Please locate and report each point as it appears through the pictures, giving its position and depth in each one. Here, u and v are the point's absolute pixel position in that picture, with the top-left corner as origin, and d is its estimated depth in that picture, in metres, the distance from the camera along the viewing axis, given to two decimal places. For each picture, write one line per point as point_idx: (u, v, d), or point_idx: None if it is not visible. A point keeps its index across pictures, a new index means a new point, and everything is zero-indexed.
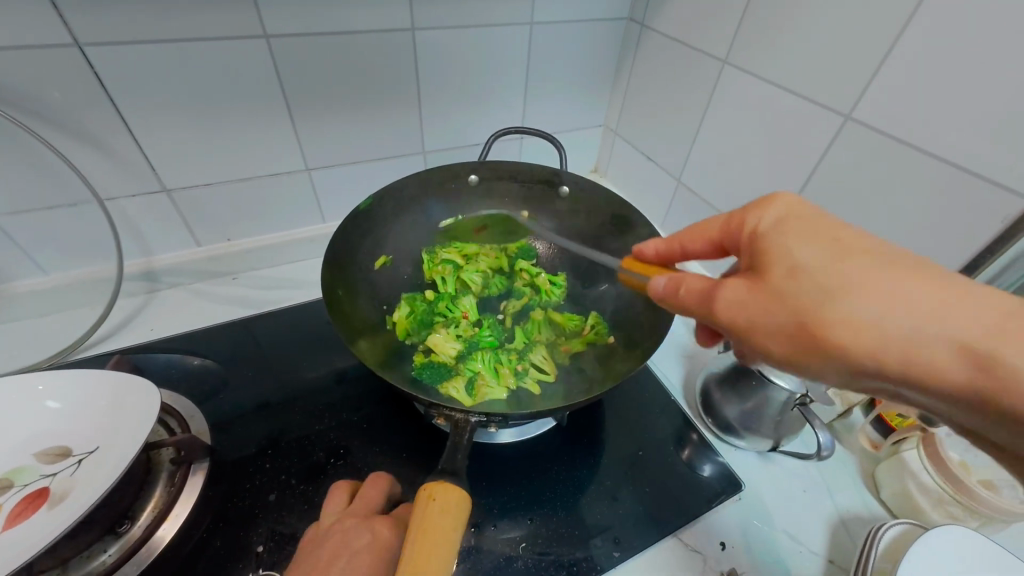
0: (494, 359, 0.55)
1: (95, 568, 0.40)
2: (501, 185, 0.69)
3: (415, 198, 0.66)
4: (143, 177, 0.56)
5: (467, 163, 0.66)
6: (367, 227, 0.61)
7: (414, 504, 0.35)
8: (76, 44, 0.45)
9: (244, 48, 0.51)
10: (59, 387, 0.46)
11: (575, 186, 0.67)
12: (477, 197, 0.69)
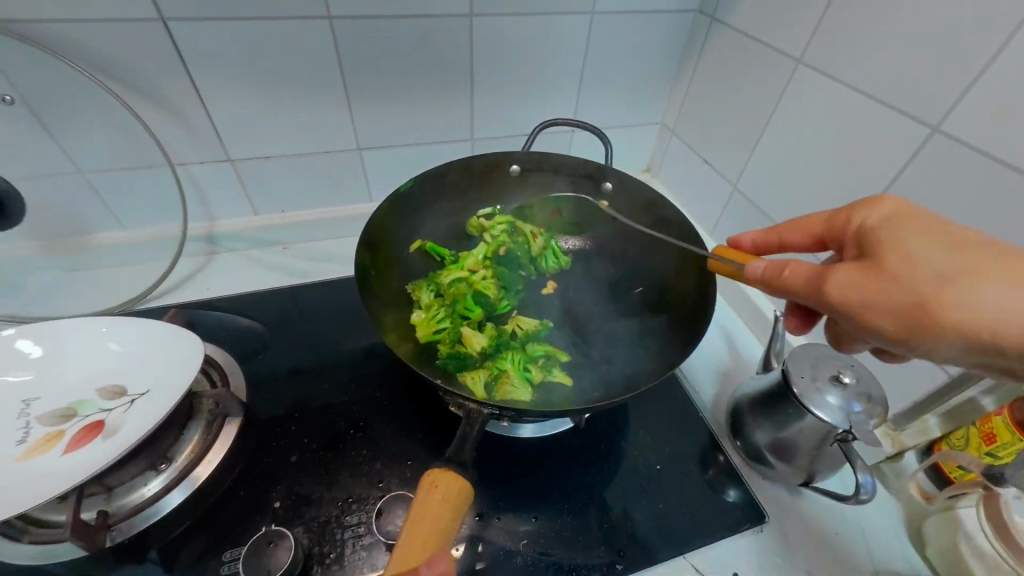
0: (522, 355, 0.53)
1: (135, 499, 0.44)
2: (541, 177, 0.68)
3: (458, 187, 0.66)
4: (211, 147, 0.60)
5: (511, 154, 0.66)
6: (407, 211, 0.62)
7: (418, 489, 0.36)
8: (162, 19, 0.49)
9: (308, 28, 0.53)
10: (121, 332, 0.50)
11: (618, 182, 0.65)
12: (516, 188, 0.68)
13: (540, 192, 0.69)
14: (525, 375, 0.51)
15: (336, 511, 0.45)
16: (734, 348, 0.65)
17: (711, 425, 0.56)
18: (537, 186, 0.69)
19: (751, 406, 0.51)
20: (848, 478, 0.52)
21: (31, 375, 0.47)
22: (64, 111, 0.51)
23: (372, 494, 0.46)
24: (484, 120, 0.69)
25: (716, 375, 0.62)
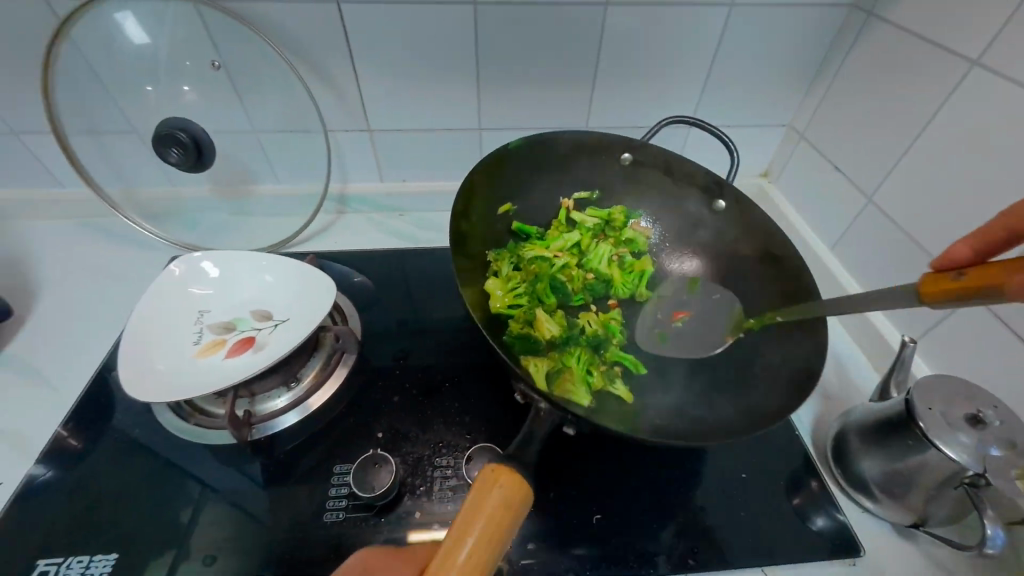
0: (586, 360, 0.52)
1: (271, 406, 0.52)
2: (651, 176, 0.68)
3: (562, 163, 0.68)
4: (356, 118, 0.68)
5: (626, 141, 0.66)
6: (510, 175, 0.65)
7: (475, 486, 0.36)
8: (337, 2, 0.56)
9: (455, 12, 0.58)
10: (272, 266, 0.59)
11: (734, 201, 0.63)
12: (623, 181, 0.69)
13: (646, 191, 0.69)
14: (587, 379, 0.50)
15: (428, 450, 0.50)
16: (844, 371, 0.60)
17: (807, 445, 0.53)
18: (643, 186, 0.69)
19: (860, 433, 0.47)
20: (969, 531, 0.47)
21: (204, 291, 0.57)
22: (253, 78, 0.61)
23: (460, 443, 0.50)
24: (602, 109, 0.70)
25: (819, 396, 0.58)
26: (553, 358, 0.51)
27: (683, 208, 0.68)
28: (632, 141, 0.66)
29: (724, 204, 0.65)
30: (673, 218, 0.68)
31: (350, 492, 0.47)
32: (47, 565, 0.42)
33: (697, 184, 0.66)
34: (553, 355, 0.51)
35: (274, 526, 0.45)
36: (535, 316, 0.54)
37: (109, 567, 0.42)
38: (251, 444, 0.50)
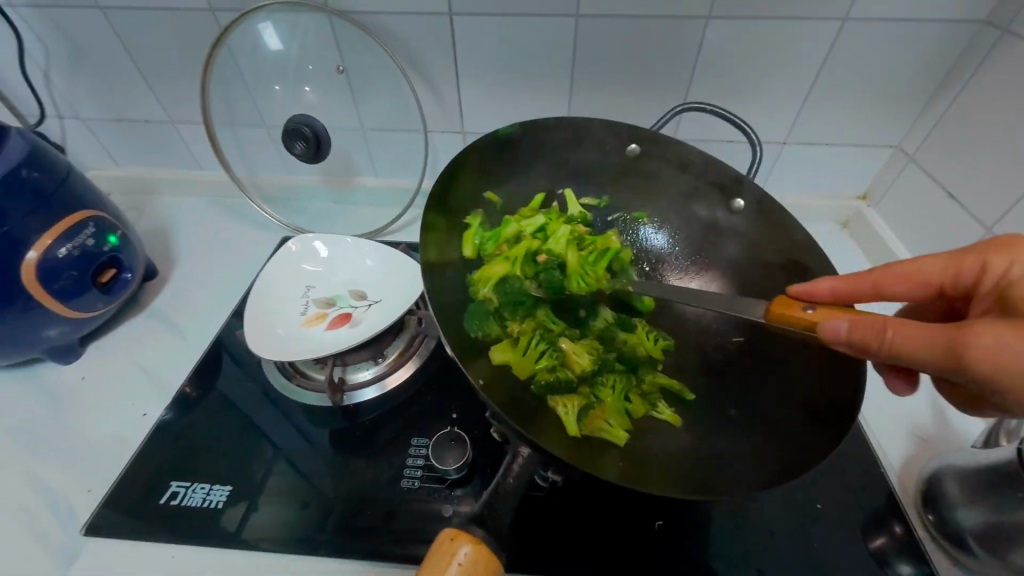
0: (622, 390, 0.50)
1: (360, 377, 0.57)
2: (665, 171, 0.62)
3: (553, 153, 0.62)
4: (452, 120, 0.73)
5: (642, 131, 0.60)
6: (491, 165, 0.60)
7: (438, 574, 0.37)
8: (450, 13, 0.61)
9: (557, 24, 0.61)
10: (370, 252, 0.65)
11: (757, 201, 0.58)
12: (628, 178, 0.63)
13: (638, 187, 0.63)
14: (625, 408, 0.49)
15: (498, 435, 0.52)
16: (941, 412, 0.56)
17: (894, 486, 0.50)
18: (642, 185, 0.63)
19: (961, 480, 0.44)
20: None
21: (311, 268, 0.64)
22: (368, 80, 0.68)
23: None
24: (691, 120, 0.70)
25: (910, 436, 0.54)
26: (585, 393, 0.47)
27: (695, 210, 0.62)
28: (641, 130, 0.60)
29: (743, 204, 0.59)
30: (673, 221, 0.63)
31: (426, 463, 0.51)
32: (177, 487, 0.49)
33: (716, 176, 0.60)
34: (584, 390, 0.48)
35: (359, 483, 0.49)
36: (549, 345, 0.49)
37: (225, 497, 0.48)
38: (341, 409, 0.55)
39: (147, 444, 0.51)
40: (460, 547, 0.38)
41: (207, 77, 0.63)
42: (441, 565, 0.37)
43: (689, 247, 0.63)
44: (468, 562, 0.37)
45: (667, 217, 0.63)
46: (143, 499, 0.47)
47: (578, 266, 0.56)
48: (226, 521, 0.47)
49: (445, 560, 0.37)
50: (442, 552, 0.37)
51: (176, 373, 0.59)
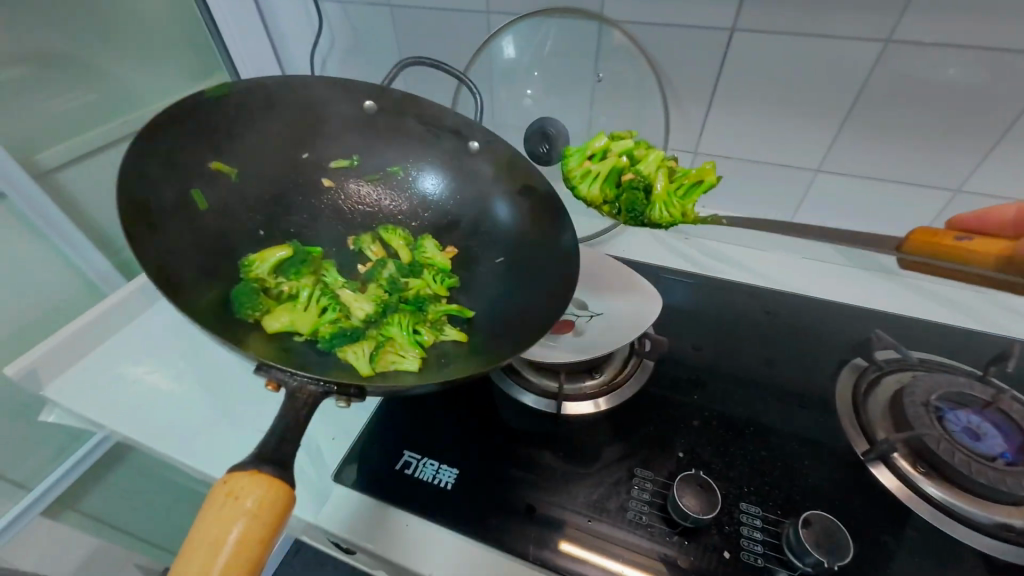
0: (410, 327, 0.50)
1: (578, 388, 0.56)
2: (325, 112, 0.62)
3: (374, 139, 0.64)
4: (689, 138, 0.70)
5: (364, 85, 0.61)
6: (223, 123, 0.55)
7: (210, 504, 0.32)
8: (732, 29, 0.59)
9: (855, 49, 0.56)
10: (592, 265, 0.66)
11: (486, 143, 0.61)
12: (362, 129, 0.63)
13: (418, 158, 0.64)
14: (414, 340, 0.49)
15: (735, 489, 0.46)
16: None
17: None
18: (346, 137, 0.63)
19: None
20: None
21: None
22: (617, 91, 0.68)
23: (769, 495, 0.46)
24: (993, 170, 0.59)
25: None
26: (372, 338, 0.49)
27: (426, 133, 0.63)
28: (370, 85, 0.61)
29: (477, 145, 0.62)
30: (465, 179, 0.63)
31: (652, 499, 0.46)
32: (410, 457, 0.50)
33: (442, 125, 0.62)
34: (371, 335, 0.49)
35: (580, 501, 0.46)
36: (328, 310, 0.51)
37: (453, 479, 0.48)
38: (559, 417, 0.53)
39: (384, 407, 0.54)
40: (242, 487, 0.33)
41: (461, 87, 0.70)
42: (226, 517, 0.32)
43: (481, 218, 0.62)
44: (259, 501, 0.32)
45: (420, 163, 0.64)
46: (383, 459, 0.50)
47: (662, 197, 0.51)
48: (452, 501, 0.46)
49: (224, 506, 0.32)
50: (217, 500, 0.32)
51: None
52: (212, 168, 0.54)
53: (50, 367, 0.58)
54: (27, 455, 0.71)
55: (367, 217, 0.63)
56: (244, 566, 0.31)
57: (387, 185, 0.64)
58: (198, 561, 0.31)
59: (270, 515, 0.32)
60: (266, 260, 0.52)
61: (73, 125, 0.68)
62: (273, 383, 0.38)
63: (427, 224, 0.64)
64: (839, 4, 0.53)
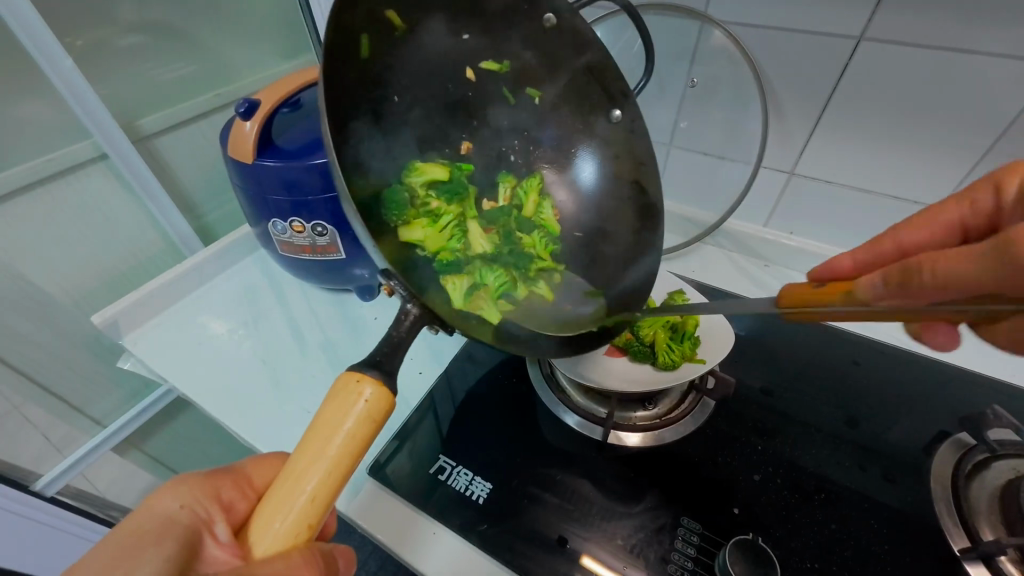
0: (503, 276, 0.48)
1: (626, 420, 0.53)
2: (521, 16, 0.49)
3: (542, 66, 0.52)
4: (787, 157, 0.63)
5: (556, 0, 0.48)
6: None
7: (342, 386, 0.32)
8: (860, 37, 0.51)
9: (1016, 71, 0.47)
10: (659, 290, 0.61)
11: (629, 125, 0.53)
12: (528, 50, 0.51)
13: (561, 111, 0.54)
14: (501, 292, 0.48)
15: (794, 563, 0.41)
16: None
17: None
18: (507, 40, 0.50)
19: None
20: None
21: None
22: (710, 98, 0.62)
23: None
24: None
25: None
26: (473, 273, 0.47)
27: (592, 88, 0.53)
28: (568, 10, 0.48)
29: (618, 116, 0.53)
30: (608, 155, 0.54)
31: (697, 556, 0.42)
32: (444, 462, 0.49)
33: (602, 86, 0.52)
34: (473, 271, 0.47)
35: (617, 542, 0.43)
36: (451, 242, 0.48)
37: (485, 494, 0.46)
38: (602, 446, 0.50)
39: (424, 406, 0.54)
40: (365, 386, 0.32)
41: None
42: (345, 410, 0.31)
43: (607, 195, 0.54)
44: (373, 403, 0.32)
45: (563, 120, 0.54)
46: (419, 460, 0.49)
47: (664, 341, 0.51)
48: (481, 516, 0.45)
49: (351, 401, 0.32)
50: (347, 394, 0.32)
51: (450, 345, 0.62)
52: (387, 20, 0.41)
53: (130, 320, 0.62)
54: (104, 395, 0.78)
55: (487, 143, 0.54)
56: (355, 463, 0.31)
57: (524, 122, 0.54)
58: (320, 447, 0.31)
59: (380, 421, 0.32)
60: (425, 174, 0.47)
61: (173, 94, 0.72)
62: (389, 291, 0.38)
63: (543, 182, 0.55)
64: (1002, 17, 0.45)
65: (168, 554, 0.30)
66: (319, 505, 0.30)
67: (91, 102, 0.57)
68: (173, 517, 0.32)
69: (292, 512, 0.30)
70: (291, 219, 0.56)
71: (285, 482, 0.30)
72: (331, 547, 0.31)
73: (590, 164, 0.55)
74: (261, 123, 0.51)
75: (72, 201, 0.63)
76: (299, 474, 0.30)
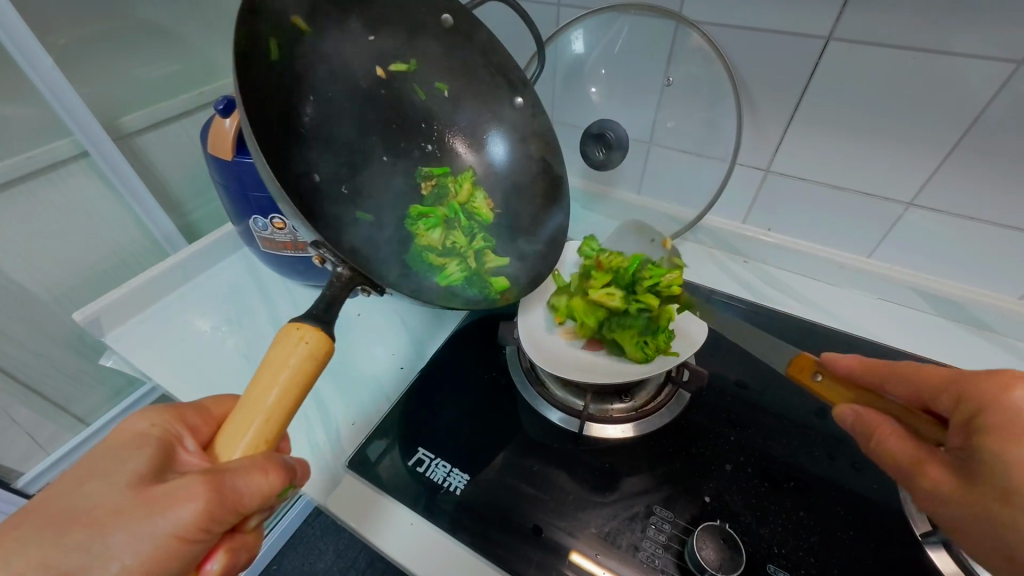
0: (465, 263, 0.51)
1: (604, 412, 0.54)
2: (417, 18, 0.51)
3: (450, 64, 0.54)
4: (763, 155, 0.65)
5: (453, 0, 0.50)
6: None
7: (285, 330, 0.34)
8: (828, 37, 0.52)
9: (975, 70, 0.48)
10: None
11: (531, 107, 0.57)
12: (437, 51, 0.54)
13: (474, 98, 0.56)
14: (439, 263, 0.50)
15: (762, 548, 0.42)
16: None
17: None
18: (414, 39, 0.52)
19: None
20: None
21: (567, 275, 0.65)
22: (686, 96, 0.63)
23: (800, 562, 0.41)
24: None
25: None
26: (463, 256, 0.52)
27: (488, 79, 0.56)
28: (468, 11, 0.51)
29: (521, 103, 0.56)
30: (516, 138, 0.58)
31: (668, 543, 0.43)
32: (423, 455, 0.50)
33: (502, 76, 0.56)
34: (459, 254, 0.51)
35: (591, 531, 0.44)
36: (460, 215, 0.54)
37: (463, 485, 0.47)
38: (578, 437, 0.51)
39: (404, 399, 0.54)
40: (306, 331, 0.34)
41: (545, 45, 0.64)
42: (289, 349, 0.34)
43: (524, 179, 0.58)
44: (314, 345, 0.34)
45: (467, 111, 0.56)
46: (399, 453, 0.50)
47: (637, 335, 0.52)
48: (458, 506, 0.46)
49: (292, 344, 0.34)
50: (289, 337, 0.34)
51: (432, 339, 0.62)
52: (292, 24, 0.41)
53: (112, 317, 0.62)
54: (88, 393, 0.78)
55: (409, 131, 0.53)
56: (303, 389, 0.34)
57: (433, 109, 0.55)
58: (267, 381, 0.33)
59: (322, 359, 0.35)
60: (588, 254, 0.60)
61: (156, 93, 0.72)
62: (320, 259, 0.39)
63: (463, 161, 0.57)
64: (963, 18, 0.46)
65: (145, 457, 0.31)
66: (271, 423, 0.33)
67: (72, 100, 0.56)
68: (140, 431, 0.33)
69: (246, 435, 0.32)
70: (271, 216, 0.56)
71: (240, 410, 0.33)
72: (289, 461, 0.34)
73: (502, 141, 0.58)
74: (241, 121, 0.51)
75: (54, 199, 0.63)
76: (252, 398, 0.33)
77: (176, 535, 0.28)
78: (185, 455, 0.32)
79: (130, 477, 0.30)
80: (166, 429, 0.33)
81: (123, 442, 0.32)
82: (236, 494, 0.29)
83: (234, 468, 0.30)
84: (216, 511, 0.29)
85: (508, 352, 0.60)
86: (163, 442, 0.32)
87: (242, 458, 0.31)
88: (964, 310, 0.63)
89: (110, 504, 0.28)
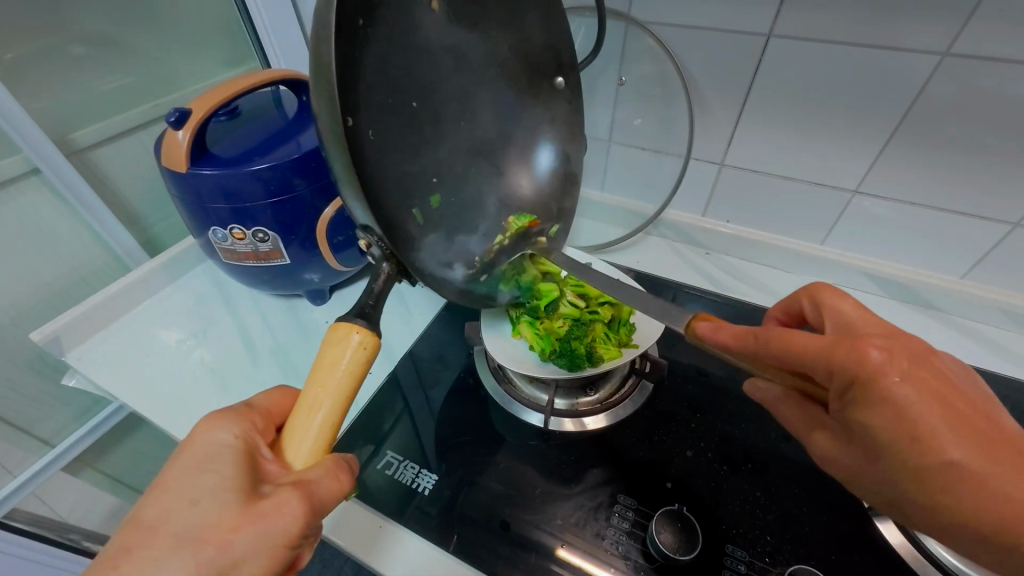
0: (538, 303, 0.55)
1: (570, 404, 0.55)
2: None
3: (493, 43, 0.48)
4: (716, 150, 0.67)
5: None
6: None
7: (333, 328, 0.34)
8: (769, 34, 0.54)
9: (904, 61, 0.50)
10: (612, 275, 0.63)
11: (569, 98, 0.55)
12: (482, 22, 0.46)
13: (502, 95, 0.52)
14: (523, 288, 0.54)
15: (721, 529, 0.44)
16: None
17: None
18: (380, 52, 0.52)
19: None
20: None
21: None
22: (641, 94, 0.65)
23: (756, 540, 0.43)
24: None
25: None
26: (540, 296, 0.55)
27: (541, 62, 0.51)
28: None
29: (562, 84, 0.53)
30: (559, 138, 0.55)
31: (631, 530, 0.44)
32: (392, 458, 0.50)
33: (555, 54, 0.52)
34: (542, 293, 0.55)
35: (558, 523, 0.45)
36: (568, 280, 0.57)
37: (431, 485, 0.48)
38: (542, 432, 0.52)
39: (372, 403, 0.55)
40: (355, 332, 0.34)
41: None
42: (342, 353, 0.34)
43: (556, 199, 0.56)
44: (370, 348, 0.35)
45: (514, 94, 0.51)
46: (366, 458, 0.50)
47: (601, 331, 0.54)
48: (425, 506, 0.46)
49: (343, 346, 0.34)
50: (343, 338, 0.34)
51: (401, 341, 0.62)
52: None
53: (73, 335, 0.61)
54: (52, 414, 0.77)
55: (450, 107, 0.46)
56: (349, 398, 0.34)
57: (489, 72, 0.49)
58: (324, 384, 0.33)
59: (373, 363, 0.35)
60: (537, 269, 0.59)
61: (110, 105, 0.71)
62: (368, 245, 0.41)
63: (510, 176, 0.53)
64: (886, 15, 0.49)
65: (234, 474, 0.31)
66: (326, 434, 0.34)
67: (18, 117, 0.55)
68: (220, 448, 0.32)
69: (311, 441, 0.33)
70: (230, 226, 0.56)
71: (297, 414, 0.34)
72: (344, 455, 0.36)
73: (550, 154, 0.55)
74: (195, 131, 0.51)
75: (7, 217, 0.62)
76: (310, 405, 0.33)
77: (279, 544, 0.29)
78: (267, 464, 0.33)
79: (224, 490, 0.30)
80: (247, 439, 0.33)
81: (209, 457, 0.32)
82: (322, 504, 0.31)
83: (315, 479, 0.31)
84: (311, 519, 0.30)
85: (475, 353, 0.61)
86: (246, 454, 0.32)
87: (317, 466, 0.32)
88: (910, 290, 0.66)
89: (227, 522, 0.29)
